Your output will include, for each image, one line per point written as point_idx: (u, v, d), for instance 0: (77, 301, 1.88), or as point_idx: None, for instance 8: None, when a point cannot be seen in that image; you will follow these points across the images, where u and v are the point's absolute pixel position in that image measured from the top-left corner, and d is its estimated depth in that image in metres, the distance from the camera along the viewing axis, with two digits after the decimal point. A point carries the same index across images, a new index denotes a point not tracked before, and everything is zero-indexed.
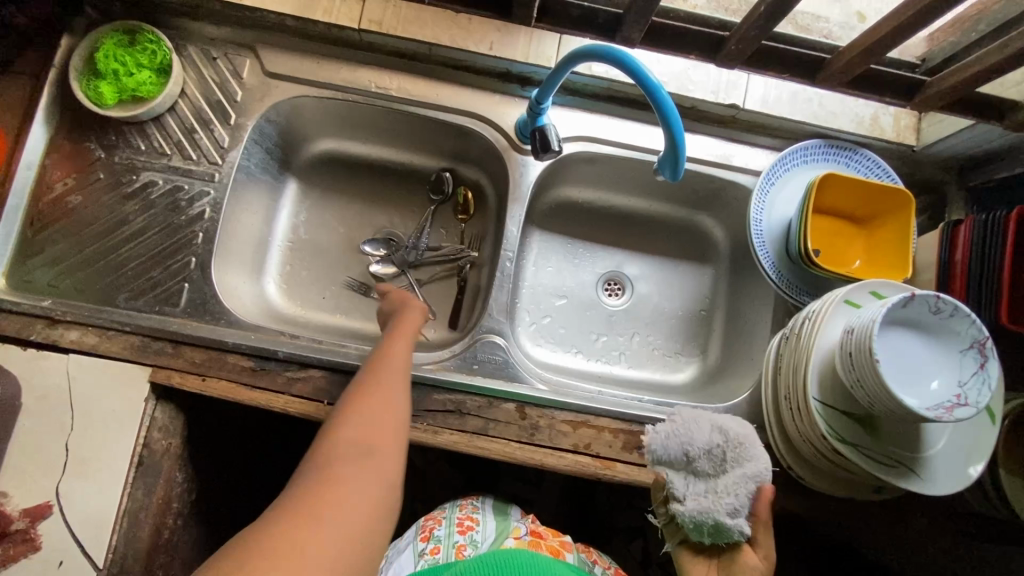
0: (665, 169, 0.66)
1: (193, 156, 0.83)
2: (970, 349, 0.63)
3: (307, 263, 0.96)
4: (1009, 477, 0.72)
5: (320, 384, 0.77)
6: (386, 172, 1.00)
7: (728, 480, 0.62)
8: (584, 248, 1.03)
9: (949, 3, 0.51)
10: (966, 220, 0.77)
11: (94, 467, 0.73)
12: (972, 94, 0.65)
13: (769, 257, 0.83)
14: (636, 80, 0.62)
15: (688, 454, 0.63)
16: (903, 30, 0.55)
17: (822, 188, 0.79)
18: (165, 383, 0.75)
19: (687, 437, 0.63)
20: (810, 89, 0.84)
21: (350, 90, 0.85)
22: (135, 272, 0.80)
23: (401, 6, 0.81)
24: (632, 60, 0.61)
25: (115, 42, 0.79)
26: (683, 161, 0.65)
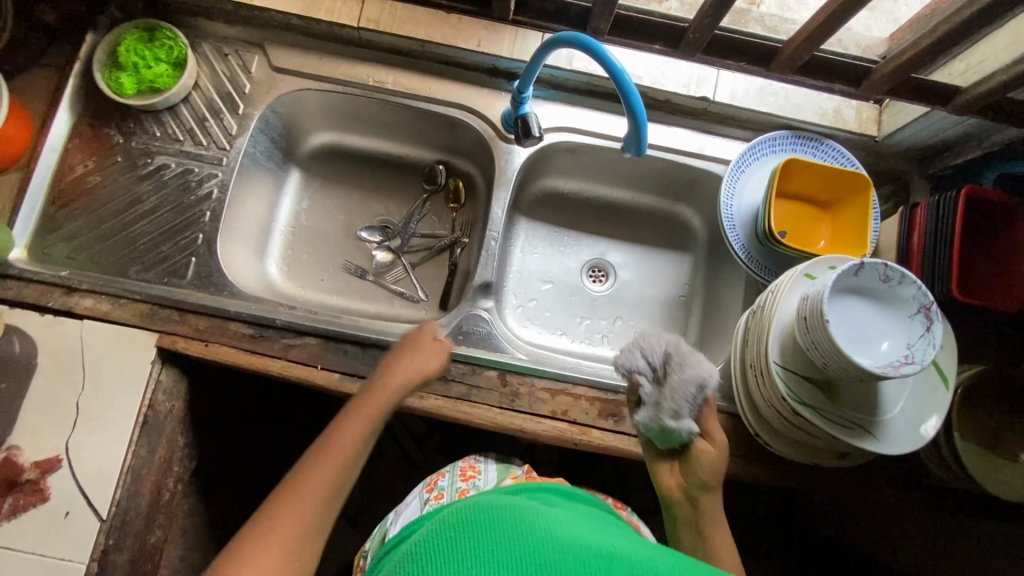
0: (632, 146, 0.72)
1: (203, 141, 0.90)
2: (918, 314, 0.67)
3: (308, 247, 1.02)
4: (966, 446, 0.75)
5: (314, 351, 0.82)
6: (383, 164, 1.06)
7: (673, 387, 0.65)
8: (569, 236, 1.08)
9: None
10: (923, 204, 0.81)
11: (103, 424, 0.78)
12: (914, 80, 0.71)
13: (739, 239, 0.88)
14: (602, 64, 0.68)
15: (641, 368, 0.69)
16: (840, 16, 0.61)
17: (787, 174, 0.84)
18: (170, 347, 0.81)
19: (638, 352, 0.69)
20: (776, 84, 0.90)
21: (350, 84, 0.93)
22: (146, 247, 0.86)
23: (397, 7, 0.89)
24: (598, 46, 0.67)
25: (135, 37, 0.87)
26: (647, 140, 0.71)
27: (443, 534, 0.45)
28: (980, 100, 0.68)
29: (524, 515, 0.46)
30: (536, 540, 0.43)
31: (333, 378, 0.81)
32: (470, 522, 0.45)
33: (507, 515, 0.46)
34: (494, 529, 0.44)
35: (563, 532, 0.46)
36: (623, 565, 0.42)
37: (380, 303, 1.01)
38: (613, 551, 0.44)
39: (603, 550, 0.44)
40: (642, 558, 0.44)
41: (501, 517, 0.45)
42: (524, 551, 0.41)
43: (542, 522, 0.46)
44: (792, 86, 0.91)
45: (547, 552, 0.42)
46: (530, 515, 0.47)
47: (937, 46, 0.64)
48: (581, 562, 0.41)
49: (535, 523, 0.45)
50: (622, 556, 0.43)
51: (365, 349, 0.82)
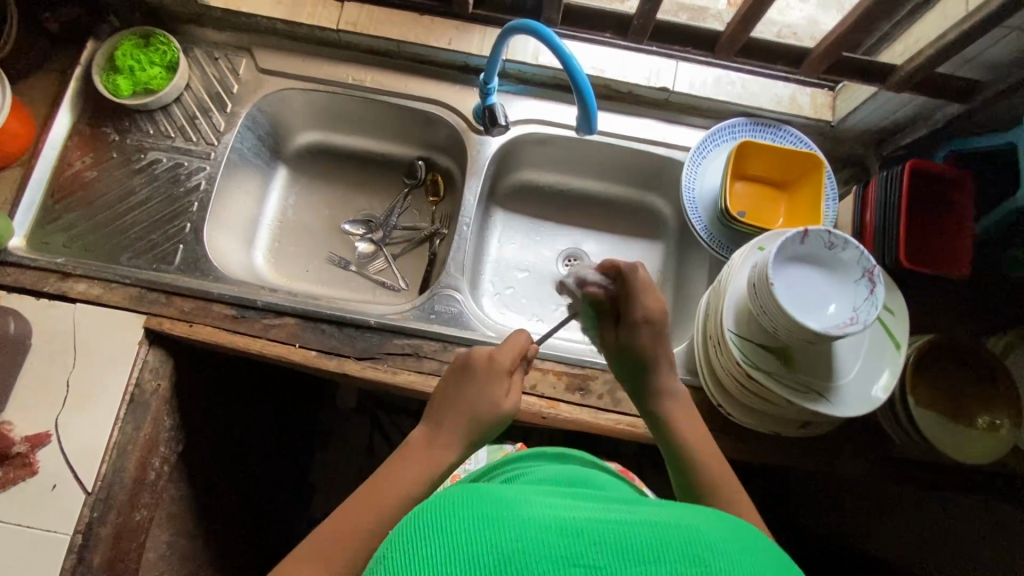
0: (584, 127, 0.77)
1: (193, 137, 0.96)
2: (863, 278, 0.70)
3: (293, 240, 1.07)
4: (921, 411, 0.77)
5: (292, 330, 0.86)
6: (366, 161, 1.11)
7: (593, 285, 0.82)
8: (545, 227, 1.12)
9: None
10: (874, 180, 0.85)
11: (91, 401, 0.82)
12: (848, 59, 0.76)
13: (702, 220, 0.91)
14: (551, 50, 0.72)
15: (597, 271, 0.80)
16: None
17: (743, 156, 0.88)
18: (157, 328, 0.85)
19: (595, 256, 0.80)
20: (732, 74, 0.95)
21: (330, 83, 0.99)
22: (137, 235, 0.91)
23: (373, 10, 0.95)
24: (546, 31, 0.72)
25: (133, 43, 0.94)
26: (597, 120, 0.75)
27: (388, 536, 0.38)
28: (911, 76, 0.72)
29: (475, 492, 0.39)
30: (490, 526, 0.36)
31: (311, 355, 0.85)
32: (414, 518, 0.38)
33: (453, 502, 0.38)
34: (443, 530, 0.36)
35: (520, 505, 0.38)
36: (586, 534, 0.36)
37: (362, 292, 1.05)
38: (577, 518, 0.38)
39: (562, 517, 0.37)
40: (609, 516, 0.38)
41: (448, 505, 0.38)
42: (477, 546, 0.35)
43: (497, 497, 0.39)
44: (749, 76, 0.95)
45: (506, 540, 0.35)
46: (481, 491, 0.39)
47: (861, 25, 0.68)
48: (544, 543, 0.35)
49: (490, 500, 0.38)
50: (586, 519, 0.38)
51: (342, 328, 0.86)
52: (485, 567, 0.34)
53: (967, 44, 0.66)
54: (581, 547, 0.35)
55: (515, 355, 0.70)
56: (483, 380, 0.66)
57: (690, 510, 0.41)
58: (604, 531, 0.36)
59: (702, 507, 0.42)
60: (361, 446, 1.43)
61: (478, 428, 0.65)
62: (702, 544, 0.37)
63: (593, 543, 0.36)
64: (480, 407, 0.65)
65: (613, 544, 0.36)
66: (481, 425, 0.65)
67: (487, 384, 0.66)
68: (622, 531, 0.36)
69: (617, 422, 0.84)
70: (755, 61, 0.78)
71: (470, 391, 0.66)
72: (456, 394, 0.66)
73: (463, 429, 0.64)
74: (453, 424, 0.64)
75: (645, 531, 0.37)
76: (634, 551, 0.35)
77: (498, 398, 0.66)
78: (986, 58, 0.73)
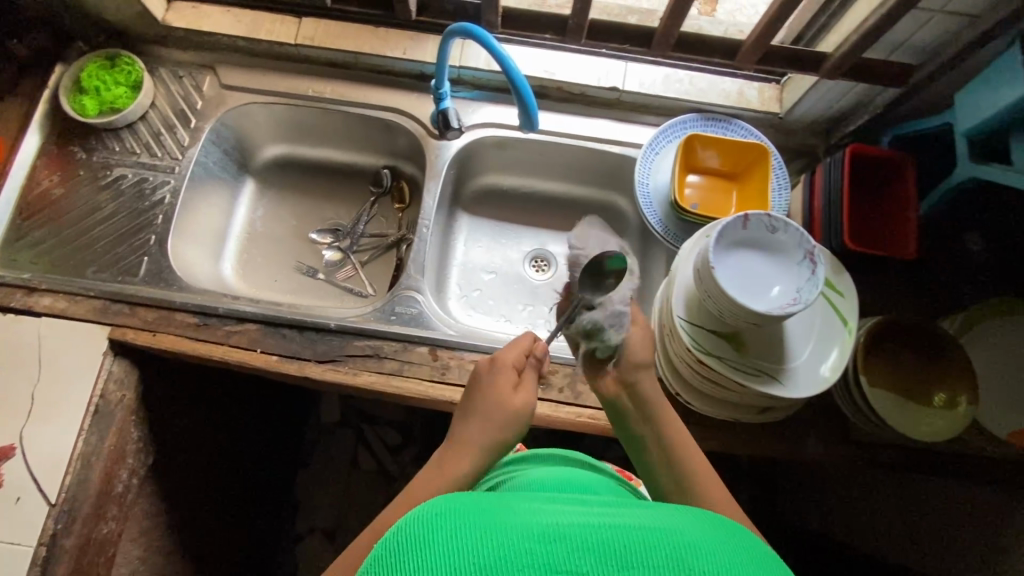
0: (527, 126, 0.83)
1: (158, 153, 0.98)
2: (804, 260, 0.71)
3: (262, 251, 1.09)
4: (875, 391, 0.77)
5: (254, 335, 0.87)
6: (333, 171, 1.13)
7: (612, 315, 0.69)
8: (510, 229, 1.12)
9: None
10: (819, 167, 0.86)
11: (55, 412, 0.83)
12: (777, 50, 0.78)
13: (656, 214, 0.92)
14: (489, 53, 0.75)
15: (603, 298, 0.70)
16: None
17: (691, 149, 0.90)
18: (121, 339, 0.86)
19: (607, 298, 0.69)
20: (679, 72, 0.98)
21: (291, 95, 1.01)
22: (103, 249, 0.93)
23: (330, 25, 0.99)
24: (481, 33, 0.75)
25: (98, 65, 0.97)
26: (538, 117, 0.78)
27: (374, 548, 0.40)
28: (840, 63, 0.75)
29: (458, 507, 0.41)
30: (476, 537, 0.38)
31: (272, 360, 0.86)
32: (399, 531, 0.40)
33: (439, 518, 0.40)
34: (428, 543, 0.38)
35: (504, 515, 0.41)
36: (568, 540, 0.38)
37: (330, 300, 1.06)
38: (560, 524, 0.40)
39: (546, 524, 0.40)
40: (590, 520, 0.41)
41: (432, 521, 0.40)
42: (463, 557, 0.37)
43: (480, 508, 0.41)
44: (696, 73, 0.98)
45: (492, 551, 0.37)
46: (469, 504, 0.42)
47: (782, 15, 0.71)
48: (529, 552, 0.37)
49: (474, 515, 0.40)
50: (569, 522, 0.40)
51: (303, 332, 0.87)
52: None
53: (886, 28, 0.69)
54: (564, 555, 0.38)
55: (521, 353, 0.67)
56: (499, 379, 0.65)
57: (668, 511, 0.44)
58: (584, 535, 0.39)
59: (676, 506, 0.45)
60: (345, 460, 1.42)
61: (502, 432, 0.62)
62: (676, 543, 0.39)
63: (575, 548, 0.38)
64: (500, 412, 0.63)
65: (594, 550, 0.38)
66: (505, 430, 0.62)
67: (500, 383, 0.64)
68: (600, 535, 0.39)
69: (577, 415, 0.84)
70: (691, 56, 0.81)
71: (486, 394, 0.63)
72: (467, 406, 0.64)
73: (484, 434, 0.62)
74: (474, 435, 0.62)
75: (622, 535, 0.39)
76: (613, 554, 0.38)
77: (514, 399, 0.64)
78: (913, 43, 0.75)
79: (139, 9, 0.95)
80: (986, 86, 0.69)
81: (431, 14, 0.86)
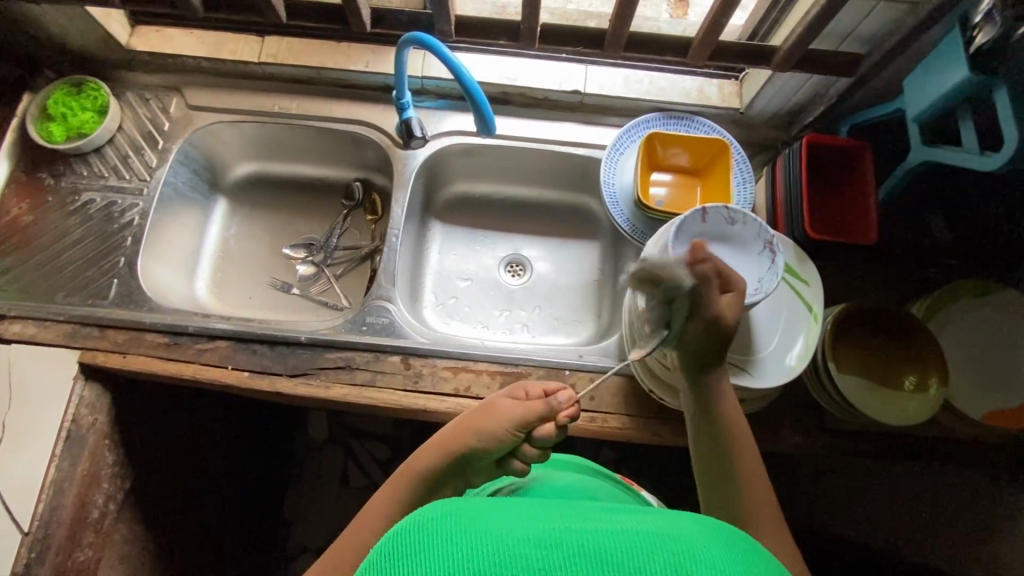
0: (484, 131, 0.84)
1: (126, 176, 0.98)
2: (765, 250, 0.72)
3: (236, 269, 1.09)
4: (844, 377, 0.77)
5: (225, 352, 0.87)
6: (305, 186, 1.14)
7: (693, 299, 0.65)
8: (484, 235, 1.12)
9: None
10: (780, 159, 0.87)
11: (24, 440, 0.82)
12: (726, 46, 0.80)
13: (623, 212, 0.92)
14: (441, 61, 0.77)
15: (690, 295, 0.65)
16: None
17: (654, 148, 0.91)
18: (91, 362, 0.86)
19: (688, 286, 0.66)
20: (640, 72, 0.99)
21: (257, 113, 1.02)
22: (72, 273, 0.93)
23: (292, 42, 1.00)
24: (433, 42, 0.76)
25: (65, 92, 0.98)
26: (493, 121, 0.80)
27: (367, 554, 0.38)
28: (789, 54, 0.76)
29: (453, 512, 0.39)
30: (470, 544, 0.36)
31: (244, 376, 0.86)
32: (391, 537, 0.38)
33: (433, 523, 0.38)
34: (420, 550, 0.36)
35: (502, 521, 0.38)
36: (569, 547, 0.36)
37: (305, 314, 1.05)
38: (560, 531, 0.37)
39: (545, 530, 0.37)
40: (592, 527, 0.38)
41: (426, 527, 0.38)
42: (456, 564, 0.35)
43: (477, 513, 0.39)
44: (656, 73, 0.99)
45: (488, 558, 0.35)
46: (467, 510, 0.40)
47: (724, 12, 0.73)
48: (525, 558, 0.35)
49: (468, 521, 0.38)
50: (571, 529, 0.37)
51: (274, 347, 0.87)
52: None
53: (828, 17, 0.70)
54: (560, 563, 0.35)
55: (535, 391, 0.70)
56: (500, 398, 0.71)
57: (680, 520, 0.41)
58: (585, 541, 0.36)
59: (688, 514, 0.42)
60: (334, 478, 1.39)
61: (460, 438, 0.66)
62: (683, 553, 0.36)
63: (576, 555, 0.35)
64: (473, 414, 0.69)
65: (593, 558, 0.35)
66: (463, 437, 0.66)
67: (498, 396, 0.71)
68: (601, 542, 0.36)
69: None
70: (644, 55, 0.82)
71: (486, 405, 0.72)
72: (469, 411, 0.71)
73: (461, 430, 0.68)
74: (444, 434, 0.68)
75: (625, 542, 0.36)
76: (614, 562, 0.35)
77: (493, 410, 0.68)
78: (860, 32, 0.76)
79: (103, 34, 0.96)
80: (933, 68, 0.69)
81: (388, 26, 0.87)
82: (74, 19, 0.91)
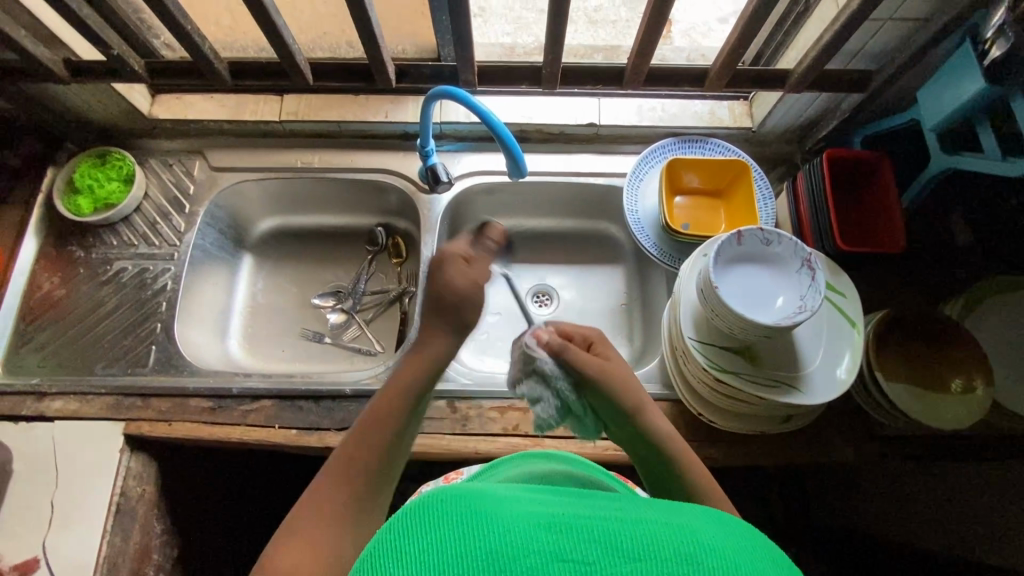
0: (514, 172, 0.85)
1: (156, 242, 1.00)
2: (803, 267, 0.73)
3: (266, 324, 1.08)
4: (892, 384, 0.78)
5: (270, 412, 0.87)
6: (327, 234, 1.14)
7: (554, 385, 0.63)
8: (508, 267, 1.12)
9: (659, 13, 0.69)
10: (800, 174, 0.89)
11: (75, 518, 0.81)
12: (739, 74, 0.83)
13: (650, 238, 0.94)
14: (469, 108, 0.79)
15: (555, 378, 0.63)
16: (648, 37, 0.74)
17: (674, 173, 0.94)
18: (136, 433, 0.86)
19: (549, 369, 0.63)
20: (651, 101, 1.02)
21: (280, 169, 1.04)
22: (110, 343, 0.93)
23: (311, 98, 1.03)
24: (460, 92, 0.79)
25: (90, 164, 0.99)
26: (523, 160, 0.82)
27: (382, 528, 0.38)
28: (803, 77, 0.79)
29: (466, 494, 0.40)
30: (479, 526, 0.36)
31: (291, 434, 0.85)
32: (406, 511, 0.38)
33: (449, 502, 0.38)
34: (431, 530, 0.36)
35: (513, 506, 0.39)
36: (578, 533, 0.36)
37: (340, 363, 1.05)
38: (570, 520, 0.37)
39: (551, 517, 0.38)
40: (599, 513, 0.39)
41: (442, 505, 0.38)
42: (469, 543, 0.35)
43: (489, 497, 0.40)
44: (667, 100, 1.02)
45: (499, 539, 0.35)
46: (481, 498, 0.39)
47: (738, 46, 0.76)
48: (532, 541, 0.35)
49: (480, 502, 0.39)
50: (577, 516, 0.38)
51: (319, 402, 0.87)
52: (474, 566, 0.34)
53: (839, 43, 0.73)
54: (571, 547, 0.35)
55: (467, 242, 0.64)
56: (454, 267, 0.62)
57: (682, 510, 0.41)
58: (590, 528, 0.37)
59: (690, 506, 0.42)
60: None
61: (456, 314, 0.61)
62: (690, 541, 0.36)
63: (583, 540, 0.36)
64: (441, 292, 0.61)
65: (603, 544, 0.36)
66: (458, 312, 0.61)
67: (450, 272, 0.62)
68: (611, 529, 0.37)
69: (604, 448, 0.84)
70: (662, 87, 0.85)
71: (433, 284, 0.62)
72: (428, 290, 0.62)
73: (453, 321, 0.61)
74: (435, 321, 0.61)
75: (630, 528, 0.37)
76: (625, 549, 0.35)
77: (458, 277, 0.61)
78: (868, 49, 0.79)
79: (126, 107, 0.98)
80: (944, 81, 0.72)
81: (410, 79, 0.90)
82: (98, 95, 0.94)
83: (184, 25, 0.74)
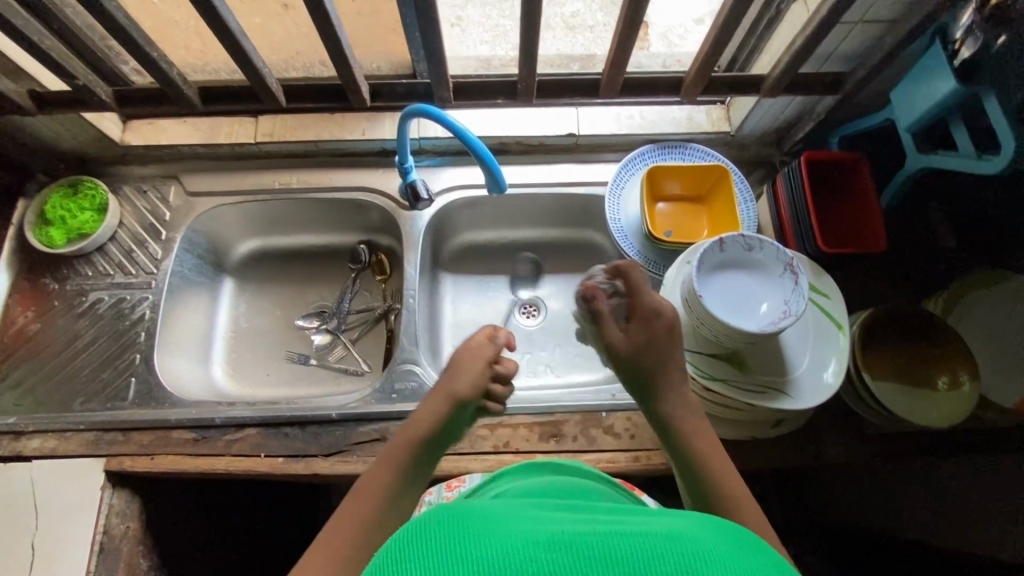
0: (495, 187, 0.84)
1: (132, 270, 0.98)
2: (786, 272, 0.73)
3: (250, 348, 1.06)
4: (879, 382, 0.78)
5: (255, 440, 0.85)
6: (309, 254, 1.13)
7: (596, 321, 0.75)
8: (493, 279, 1.11)
9: (631, 24, 0.69)
10: (779, 175, 0.90)
11: (57, 560, 0.78)
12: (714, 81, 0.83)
13: (633, 246, 0.94)
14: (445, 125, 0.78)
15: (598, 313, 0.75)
16: (621, 48, 0.74)
17: (654, 179, 0.93)
18: (118, 469, 0.83)
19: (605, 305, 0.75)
20: (630, 108, 1.02)
21: (257, 191, 1.03)
22: (88, 377, 0.91)
23: (286, 118, 1.02)
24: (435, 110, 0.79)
25: (62, 194, 0.97)
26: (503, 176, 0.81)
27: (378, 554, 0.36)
28: (778, 81, 0.79)
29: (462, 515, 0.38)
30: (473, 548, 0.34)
31: (278, 462, 0.84)
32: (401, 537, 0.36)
33: (445, 525, 0.36)
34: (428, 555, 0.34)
35: (508, 526, 0.37)
36: (576, 549, 0.34)
37: (327, 384, 1.03)
38: (568, 536, 0.36)
39: (549, 535, 0.36)
40: (599, 530, 0.37)
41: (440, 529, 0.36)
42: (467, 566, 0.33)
43: (486, 520, 0.38)
44: (645, 107, 1.02)
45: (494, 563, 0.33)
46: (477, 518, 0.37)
47: (711, 55, 0.76)
48: (528, 561, 0.34)
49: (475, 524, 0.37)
50: (576, 533, 0.36)
51: (306, 428, 0.86)
52: None
53: (810, 49, 0.73)
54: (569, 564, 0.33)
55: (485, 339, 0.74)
56: (479, 348, 0.72)
57: (688, 521, 0.40)
58: (589, 544, 0.35)
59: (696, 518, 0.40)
60: None
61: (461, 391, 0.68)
62: (695, 554, 0.35)
63: (581, 558, 0.34)
64: (450, 376, 0.70)
65: (604, 561, 0.34)
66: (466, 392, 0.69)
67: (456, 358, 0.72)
68: (612, 544, 0.35)
69: (596, 461, 0.83)
70: (640, 96, 0.85)
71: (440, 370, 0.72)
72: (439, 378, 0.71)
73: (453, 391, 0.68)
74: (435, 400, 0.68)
75: (630, 543, 0.35)
76: (627, 564, 0.33)
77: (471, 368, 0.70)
78: (840, 52, 0.80)
79: (96, 134, 0.96)
80: (918, 81, 0.72)
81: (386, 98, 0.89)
82: (67, 125, 0.92)
83: (150, 53, 0.73)
